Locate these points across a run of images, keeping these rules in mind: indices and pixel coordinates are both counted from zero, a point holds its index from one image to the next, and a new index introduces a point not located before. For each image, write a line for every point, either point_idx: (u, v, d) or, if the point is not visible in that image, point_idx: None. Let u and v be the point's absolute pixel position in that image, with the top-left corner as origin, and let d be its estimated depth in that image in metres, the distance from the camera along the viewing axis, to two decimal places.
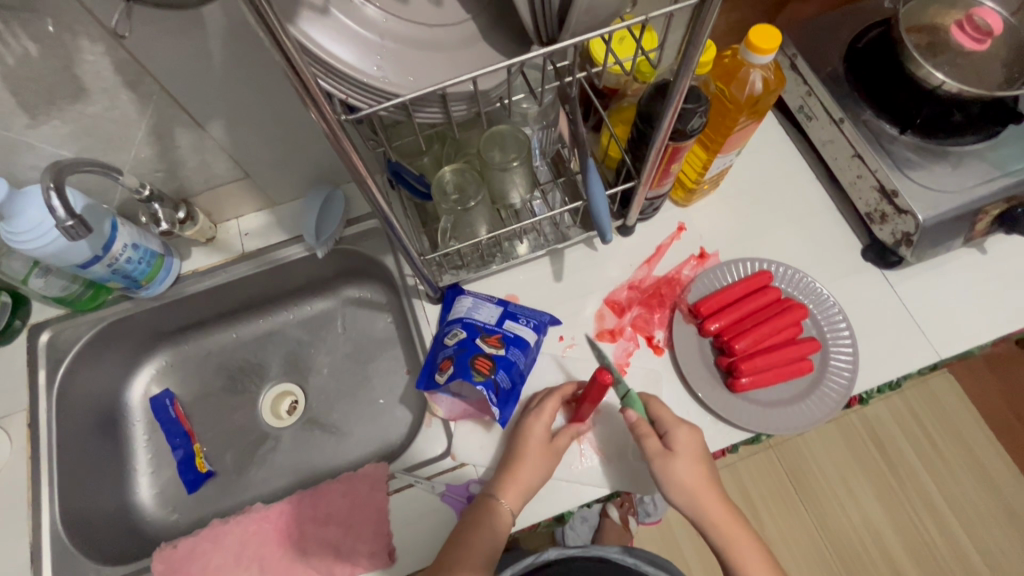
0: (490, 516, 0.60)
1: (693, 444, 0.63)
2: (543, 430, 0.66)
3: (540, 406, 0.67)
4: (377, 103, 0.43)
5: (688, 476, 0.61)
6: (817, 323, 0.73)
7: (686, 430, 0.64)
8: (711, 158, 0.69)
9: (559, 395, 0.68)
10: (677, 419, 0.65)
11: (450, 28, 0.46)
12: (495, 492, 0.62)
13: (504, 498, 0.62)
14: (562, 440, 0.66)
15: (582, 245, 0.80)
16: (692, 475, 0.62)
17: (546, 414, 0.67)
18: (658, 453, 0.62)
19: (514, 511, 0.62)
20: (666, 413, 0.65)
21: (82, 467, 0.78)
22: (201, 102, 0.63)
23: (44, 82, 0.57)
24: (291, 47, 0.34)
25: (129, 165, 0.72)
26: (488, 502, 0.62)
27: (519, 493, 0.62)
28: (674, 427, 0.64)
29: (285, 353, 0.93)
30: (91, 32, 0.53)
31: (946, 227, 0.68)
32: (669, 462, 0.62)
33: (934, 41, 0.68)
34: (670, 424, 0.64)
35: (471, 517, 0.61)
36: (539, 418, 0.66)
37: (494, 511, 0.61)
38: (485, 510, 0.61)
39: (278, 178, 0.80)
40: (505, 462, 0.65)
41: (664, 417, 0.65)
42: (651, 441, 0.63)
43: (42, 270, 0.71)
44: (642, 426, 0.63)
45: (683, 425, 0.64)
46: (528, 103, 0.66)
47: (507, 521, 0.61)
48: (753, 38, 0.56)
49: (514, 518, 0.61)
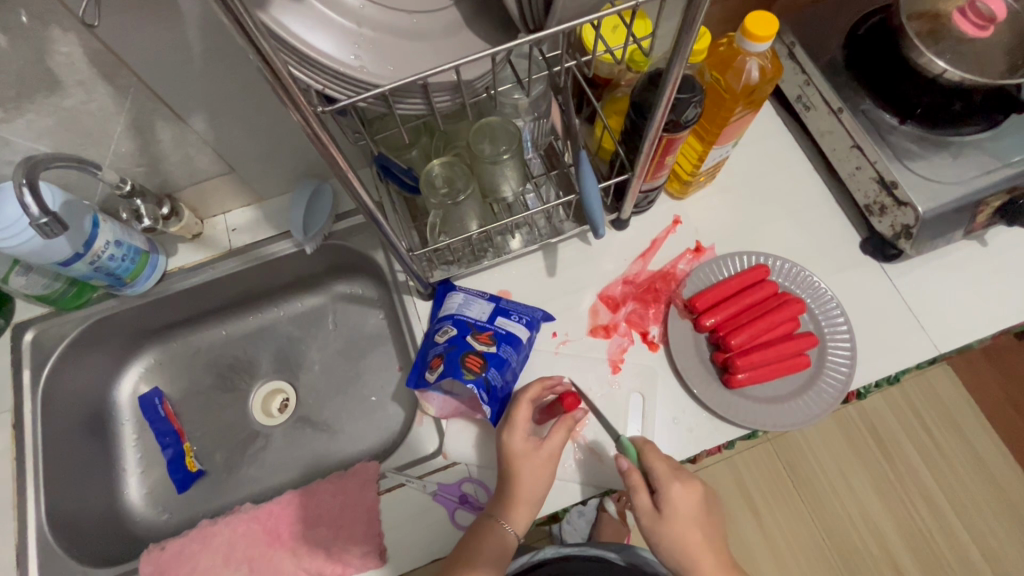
0: (497, 540, 0.59)
1: (687, 500, 0.61)
2: (524, 443, 0.62)
3: (512, 419, 0.63)
4: (354, 93, 0.41)
5: (675, 536, 0.60)
6: (815, 317, 0.72)
7: (680, 488, 0.61)
8: (706, 149, 0.68)
9: (527, 402, 0.64)
10: (672, 473, 0.61)
11: (432, 15, 0.44)
12: (498, 516, 0.61)
13: (506, 520, 0.60)
14: (552, 441, 0.63)
15: (575, 240, 0.79)
16: (682, 533, 0.60)
17: (520, 425, 0.63)
18: (646, 511, 0.61)
19: (519, 531, 0.60)
20: (659, 466, 0.61)
21: (69, 467, 0.77)
22: (182, 94, 0.61)
23: (17, 74, 0.55)
24: (260, 36, 0.32)
25: (110, 160, 0.70)
26: (490, 526, 0.60)
27: (523, 512, 0.61)
28: (666, 486, 0.61)
29: (275, 350, 0.91)
30: (64, 21, 0.51)
31: (946, 219, 0.67)
32: (656, 522, 0.61)
33: (935, 28, 0.65)
34: (663, 481, 0.61)
35: (474, 545, 0.59)
36: (515, 432, 0.62)
37: (498, 536, 0.59)
38: (488, 536, 0.59)
39: (265, 172, 0.78)
40: (499, 486, 0.62)
41: (658, 471, 0.61)
42: (640, 497, 0.61)
43: (24, 269, 0.70)
44: (631, 475, 0.62)
45: (678, 481, 0.61)
46: (518, 93, 0.63)
47: (514, 541, 0.60)
48: (748, 25, 0.55)
49: (520, 536, 0.60)
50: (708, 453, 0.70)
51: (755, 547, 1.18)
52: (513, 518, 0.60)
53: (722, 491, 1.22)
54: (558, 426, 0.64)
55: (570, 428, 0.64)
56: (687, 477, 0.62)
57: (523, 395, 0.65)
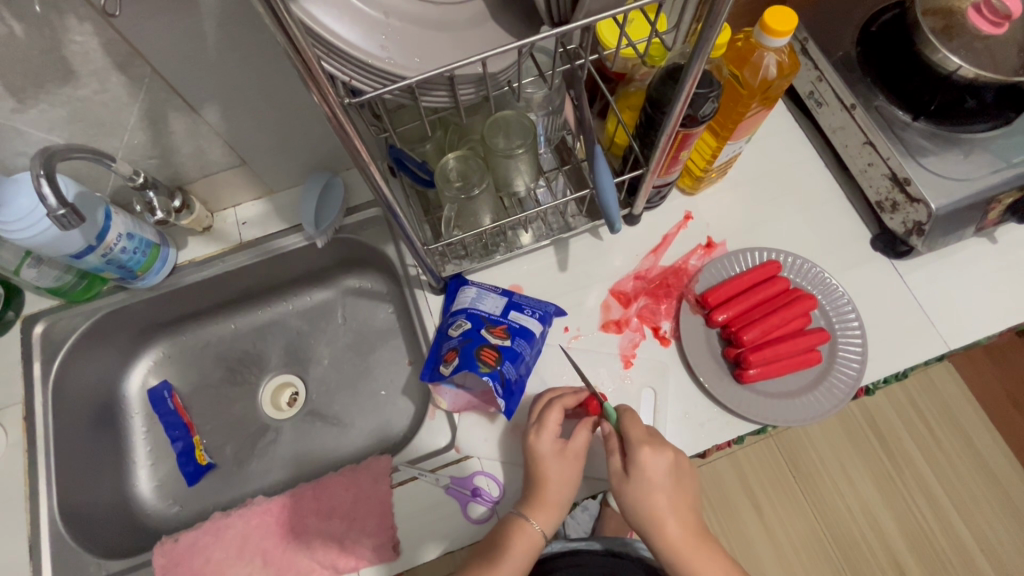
0: (524, 539, 0.60)
1: (656, 468, 0.60)
2: (553, 442, 0.62)
3: (541, 420, 0.64)
4: (381, 86, 0.41)
5: (641, 499, 0.60)
6: (825, 313, 0.72)
7: (649, 452, 0.60)
8: (721, 145, 0.67)
9: (557, 404, 0.64)
10: (645, 438, 0.61)
11: (456, 7, 0.44)
12: (527, 515, 0.61)
13: (533, 517, 0.61)
14: (578, 440, 0.63)
15: (586, 235, 0.79)
16: (647, 497, 0.60)
17: (548, 428, 0.63)
18: (616, 472, 0.62)
19: (546, 529, 0.61)
20: (635, 430, 0.61)
21: (80, 459, 0.77)
22: (196, 85, 0.61)
23: (32, 63, 0.55)
24: (294, 28, 0.32)
25: (121, 152, 0.70)
26: (517, 522, 0.61)
27: (550, 513, 0.61)
28: (636, 451, 0.60)
29: (285, 344, 0.91)
30: (79, 10, 0.51)
31: (958, 215, 0.67)
32: (623, 484, 0.61)
33: (950, 25, 0.65)
34: (634, 445, 0.60)
35: (503, 542, 0.60)
36: (542, 435, 0.63)
37: (526, 534, 0.60)
38: (516, 534, 0.60)
39: (277, 165, 0.78)
40: (526, 485, 0.63)
41: (631, 435, 0.61)
42: (614, 460, 0.62)
43: (35, 260, 0.69)
44: (611, 440, 0.63)
45: (649, 447, 0.60)
46: (533, 87, 0.63)
47: (540, 538, 0.60)
48: (767, 20, 0.54)
49: (546, 534, 0.61)
50: (718, 448, 0.70)
51: (759, 544, 1.18)
52: (546, 518, 0.61)
53: (724, 486, 1.22)
54: (581, 426, 0.63)
55: (594, 427, 0.64)
56: (660, 444, 0.61)
57: (555, 401, 0.65)
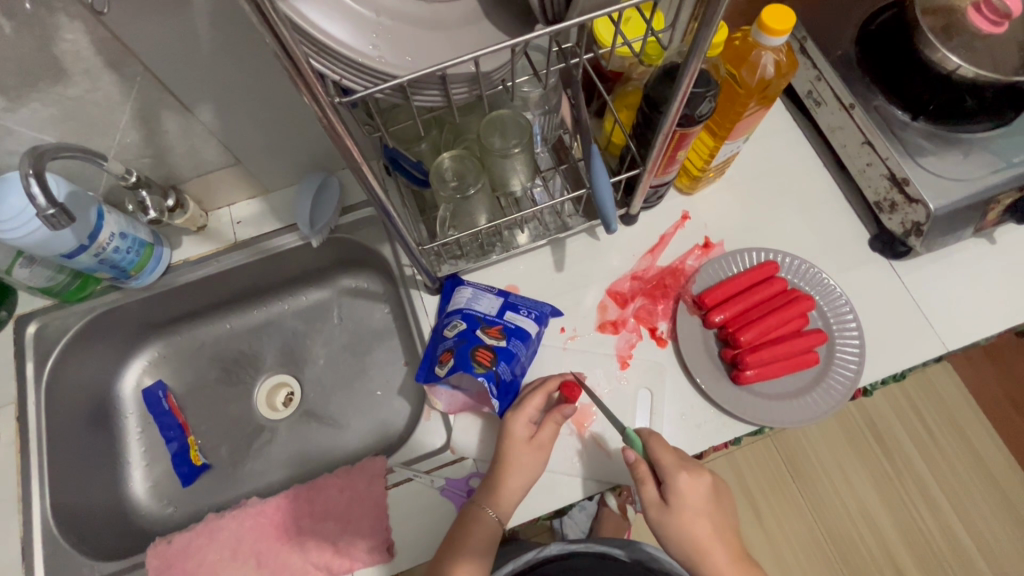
0: (479, 525, 0.60)
1: (695, 492, 0.60)
2: (525, 428, 0.63)
3: (521, 402, 0.64)
4: (372, 85, 0.41)
5: (684, 528, 0.60)
6: (824, 314, 0.72)
7: (687, 477, 0.60)
8: (719, 145, 0.67)
9: (541, 390, 0.65)
10: (678, 463, 0.61)
11: (450, 5, 0.43)
12: (483, 501, 0.61)
13: (491, 507, 0.61)
14: (547, 431, 0.64)
15: (583, 235, 0.78)
16: (689, 525, 0.60)
17: (525, 412, 0.64)
18: (654, 502, 0.61)
19: (502, 518, 0.61)
20: (665, 456, 0.61)
21: (73, 460, 0.76)
22: (188, 84, 0.60)
23: (22, 62, 0.54)
24: (282, 26, 0.32)
25: (114, 151, 0.69)
26: (475, 512, 0.61)
27: (508, 500, 0.61)
28: (673, 476, 0.60)
29: (280, 344, 0.91)
30: (70, 8, 0.50)
31: (957, 216, 0.67)
32: (664, 514, 0.60)
33: (949, 24, 0.65)
34: (670, 470, 0.60)
35: (460, 529, 0.60)
36: (517, 417, 0.63)
37: (483, 522, 0.60)
38: (471, 519, 0.60)
39: (271, 164, 0.77)
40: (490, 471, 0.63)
41: (664, 461, 0.60)
42: (648, 489, 0.62)
43: (27, 261, 0.69)
44: (640, 468, 0.62)
45: (684, 471, 0.60)
46: (530, 87, 0.62)
47: (498, 529, 0.60)
48: (765, 19, 0.54)
49: (502, 524, 0.60)
50: (714, 450, 0.70)
51: (756, 543, 1.18)
52: (505, 509, 0.61)
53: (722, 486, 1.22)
54: (550, 417, 0.64)
55: (559, 421, 0.64)
56: (695, 468, 0.61)
57: (540, 386, 0.65)
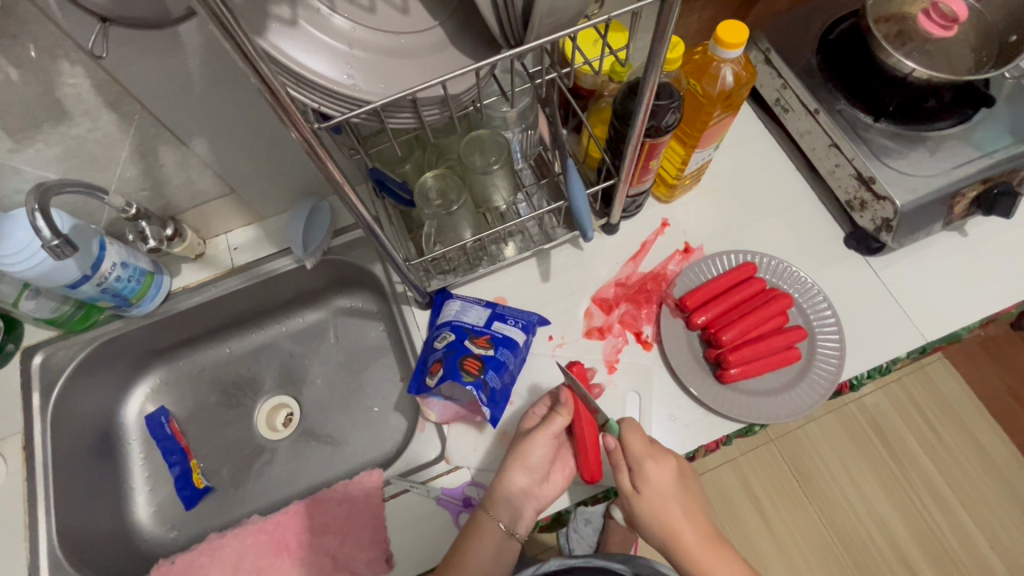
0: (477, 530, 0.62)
1: (664, 478, 0.61)
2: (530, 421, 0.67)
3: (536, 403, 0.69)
4: (348, 110, 0.44)
5: (656, 511, 0.61)
6: (803, 311, 0.74)
7: (654, 465, 0.61)
8: (689, 153, 0.70)
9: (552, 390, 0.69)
10: (645, 450, 0.62)
11: (421, 34, 0.47)
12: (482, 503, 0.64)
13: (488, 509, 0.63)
14: (552, 424, 0.64)
15: (568, 245, 0.81)
16: (661, 510, 0.61)
17: (536, 409, 0.68)
18: (628, 490, 0.63)
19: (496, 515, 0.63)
20: (636, 443, 0.62)
21: (80, 486, 0.78)
22: (183, 119, 0.64)
23: (27, 106, 0.58)
24: (261, 62, 0.35)
25: (115, 185, 0.73)
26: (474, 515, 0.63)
27: (501, 502, 0.63)
28: (641, 465, 0.61)
29: (278, 365, 0.93)
30: (72, 55, 0.54)
31: (923, 211, 0.69)
32: (636, 500, 0.62)
33: (903, 29, 0.70)
34: (641, 460, 0.61)
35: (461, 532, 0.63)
36: (528, 412, 0.68)
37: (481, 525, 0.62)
38: (471, 521, 0.63)
39: (264, 191, 0.81)
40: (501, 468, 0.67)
41: (634, 448, 0.62)
42: (622, 477, 0.63)
43: (33, 293, 0.72)
44: (615, 455, 0.64)
45: (650, 458, 0.62)
46: (506, 106, 0.66)
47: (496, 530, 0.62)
48: (720, 34, 0.57)
49: (499, 523, 0.62)
50: (706, 449, 0.71)
51: (763, 545, 1.19)
52: (494, 497, 0.63)
53: (727, 493, 1.23)
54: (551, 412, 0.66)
55: (556, 414, 0.64)
56: (660, 453, 0.62)
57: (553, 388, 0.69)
